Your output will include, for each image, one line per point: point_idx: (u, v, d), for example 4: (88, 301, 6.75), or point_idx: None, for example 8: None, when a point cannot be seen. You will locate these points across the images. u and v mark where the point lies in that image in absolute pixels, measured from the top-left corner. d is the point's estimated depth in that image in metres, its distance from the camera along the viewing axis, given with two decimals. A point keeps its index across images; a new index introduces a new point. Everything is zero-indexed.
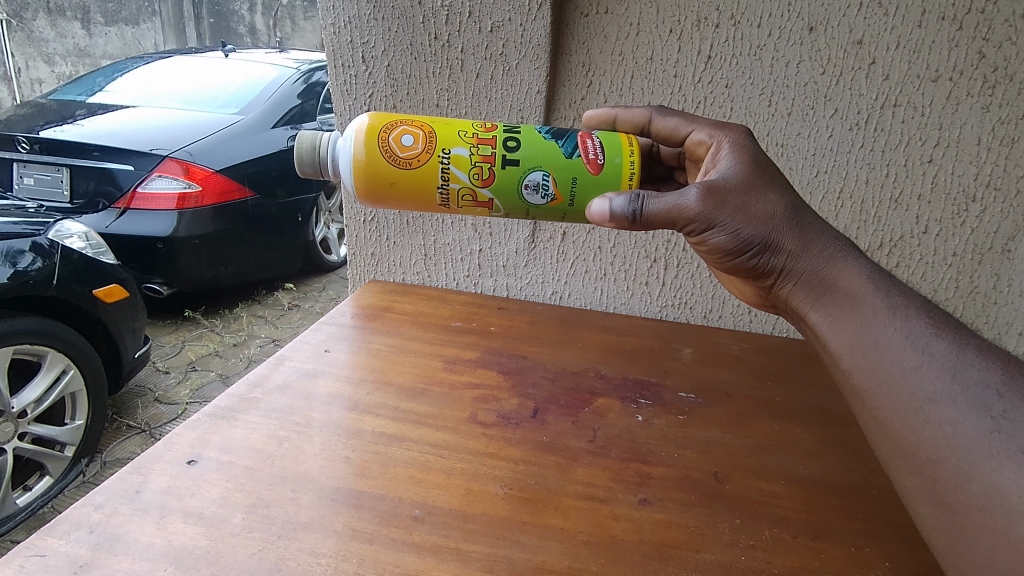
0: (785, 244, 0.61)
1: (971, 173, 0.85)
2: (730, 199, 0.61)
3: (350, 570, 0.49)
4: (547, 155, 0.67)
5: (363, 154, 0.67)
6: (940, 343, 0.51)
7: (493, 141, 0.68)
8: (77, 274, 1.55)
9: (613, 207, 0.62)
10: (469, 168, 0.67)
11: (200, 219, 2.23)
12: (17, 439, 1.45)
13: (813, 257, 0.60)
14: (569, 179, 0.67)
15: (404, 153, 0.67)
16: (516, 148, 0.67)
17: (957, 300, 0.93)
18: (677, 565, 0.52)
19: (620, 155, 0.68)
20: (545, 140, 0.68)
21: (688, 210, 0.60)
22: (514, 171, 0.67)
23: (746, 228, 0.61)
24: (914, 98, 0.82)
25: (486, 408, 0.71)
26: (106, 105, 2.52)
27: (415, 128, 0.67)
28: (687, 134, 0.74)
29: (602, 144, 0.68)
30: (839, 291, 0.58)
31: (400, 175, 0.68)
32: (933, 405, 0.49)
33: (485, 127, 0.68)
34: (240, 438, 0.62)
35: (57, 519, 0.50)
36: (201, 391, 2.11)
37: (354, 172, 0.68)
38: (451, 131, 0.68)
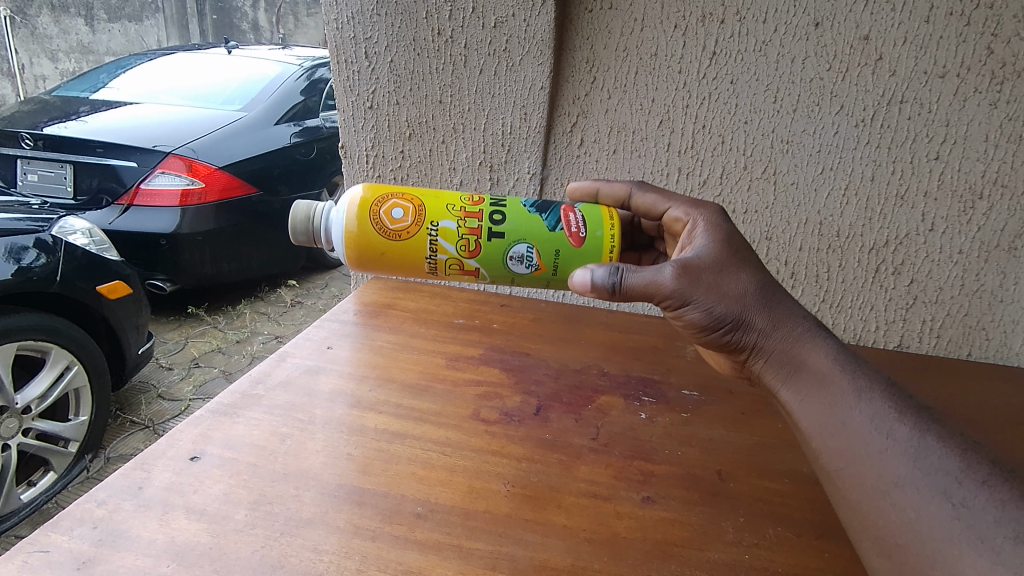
0: (756, 323, 0.57)
1: (977, 169, 0.84)
2: (702, 277, 0.59)
3: (352, 567, 0.49)
4: (532, 228, 0.67)
5: (353, 226, 0.66)
6: (903, 428, 0.48)
7: (481, 214, 0.67)
8: (81, 270, 1.55)
9: (593, 278, 0.59)
10: (455, 241, 0.66)
11: (203, 216, 2.23)
12: (21, 434, 1.46)
13: (785, 335, 0.56)
14: (552, 252, 0.67)
15: (392, 227, 0.66)
16: (502, 222, 0.67)
17: (964, 299, 0.92)
18: (682, 563, 0.52)
19: (602, 230, 0.67)
20: (530, 213, 0.67)
21: (665, 287, 0.58)
22: (499, 244, 0.67)
23: (717, 305, 0.58)
24: (921, 94, 0.81)
25: (489, 406, 0.71)
26: (109, 101, 2.52)
27: (405, 201, 0.66)
28: (665, 211, 0.73)
29: (585, 217, 0.68)
30: (808, 372, 0.54)
31: (388, 246, 0.67)
32: (899, 490, 0.45)
33: (473, 200, 0.68)
34: (242, 435, 0.62)
35: (60, 515, 0.50)
36: (205, 388, 2.11)
37: (349, 241, 0.67)
38: (440, 204, 0.67)
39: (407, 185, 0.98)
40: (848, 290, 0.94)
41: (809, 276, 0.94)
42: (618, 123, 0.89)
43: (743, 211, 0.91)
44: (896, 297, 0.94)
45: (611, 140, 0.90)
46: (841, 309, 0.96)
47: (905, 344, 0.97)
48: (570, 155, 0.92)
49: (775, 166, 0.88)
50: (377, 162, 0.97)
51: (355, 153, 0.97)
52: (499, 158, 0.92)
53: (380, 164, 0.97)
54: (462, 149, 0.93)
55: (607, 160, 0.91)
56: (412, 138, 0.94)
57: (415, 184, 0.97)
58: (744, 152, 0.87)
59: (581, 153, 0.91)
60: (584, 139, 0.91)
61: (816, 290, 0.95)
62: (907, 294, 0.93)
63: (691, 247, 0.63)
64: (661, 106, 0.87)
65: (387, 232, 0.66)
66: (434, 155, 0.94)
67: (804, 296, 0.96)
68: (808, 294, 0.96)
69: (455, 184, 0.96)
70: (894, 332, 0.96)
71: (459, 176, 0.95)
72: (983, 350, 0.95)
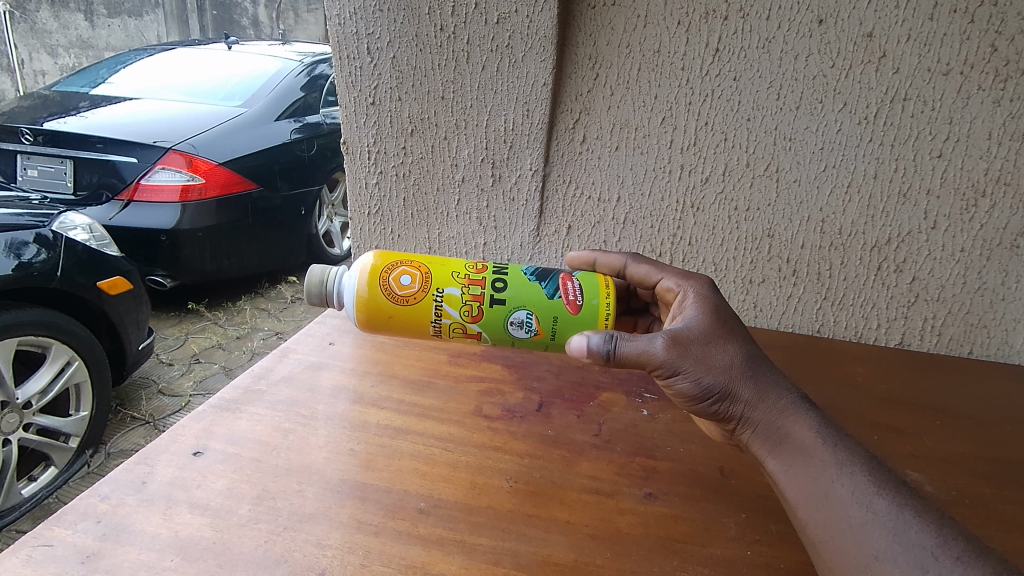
0: (742, 394, 0.55)
1: (980, 167, 0.84)
2: (692, 348, 0.56)
3: (356, 561, 0.49)
4: (532, 295, 0.63)
5: (362, 288, 0.63)
6: (883, 501, 0.46)
7: (483, 281, 0.64)
8: (80, 265, 1.55)
9: (590, 344, 0.57)
10: (459, 306, 0.63)
11: (203, 211, 2.22)
12: (21, 429, 1.45)
13: (771, 406, 0.54)
14: (549, 320, 0.63)
15: (400, 292, 0.63)
16: (503, 289, 0.63)
17: (965, 297, 0.92)
18: (685, 559, 0.52)
19: (599, 299, 0.64)
20: (530, 280, 0.64)
21: (657, 357, 0.55)
22: (500, 311, 0.63)
23: (706, 376, 0.55)
24: (924, 91, 0.81)
25: (491, 402, 0.71)
26: (109, 96, 2.52)
27: (414, 268, 0.64)
28: (657, 282, 0.69)
29: (583, 285, 0.65)
30: (792, 445, 0.52)
31: (394, 311, 0.64)
32: (879, 565, 0.44)
33: (476, 267, 0.65)
34: (245, 430, 0.62)
35: (63, 510, 0.51)
36: (205, 384, 2.11)
37: (360, 303, 0.64)
38: (445, 270, 0.64)
39: (409, 182, 0.97)
40: (850, 288, 0.94)
41: (811, 273, 0.94)
42: (620, 119, 0.89)
43: (745, 209, 0.91)
44: (898, 295, 0.94)
45: (613, 137, 0.90)
46: (842, 307, 0.96)
47: (907, 341, 0.97)
48: (571, 152, 0.92)
49: (777, 163, 0.87)
50: (379, 159, 0.97)
51: (357, 150, 0.97)
52: (501, 154, 0.92)
53: (381, 160, 0.97)
54: (464, 145, 0.93)
55: (610, 157, 0.91)
56: (414, 133, 0.94)
57: (417, 181, 0.97)
58: (746, 149, 0.87)
59: (582, 150, 0.91)
60: (586, 135, 0.90)
61: (818, 287, 0.95)
62: (909, 292, 0.93)
63: (680, 316, 0.61)
64: (664, 103, 0.87)
65: (392, 298, 0.63)
66: (436, 151, 0.94)
67: (805, 294, 0.96)
68: (810, 292, 0.96)
69: (457, 180, 0.96)
70: (896, 329, 0.96)
71: (461, 173, 0.95)
72: (984, 347, 0.95)
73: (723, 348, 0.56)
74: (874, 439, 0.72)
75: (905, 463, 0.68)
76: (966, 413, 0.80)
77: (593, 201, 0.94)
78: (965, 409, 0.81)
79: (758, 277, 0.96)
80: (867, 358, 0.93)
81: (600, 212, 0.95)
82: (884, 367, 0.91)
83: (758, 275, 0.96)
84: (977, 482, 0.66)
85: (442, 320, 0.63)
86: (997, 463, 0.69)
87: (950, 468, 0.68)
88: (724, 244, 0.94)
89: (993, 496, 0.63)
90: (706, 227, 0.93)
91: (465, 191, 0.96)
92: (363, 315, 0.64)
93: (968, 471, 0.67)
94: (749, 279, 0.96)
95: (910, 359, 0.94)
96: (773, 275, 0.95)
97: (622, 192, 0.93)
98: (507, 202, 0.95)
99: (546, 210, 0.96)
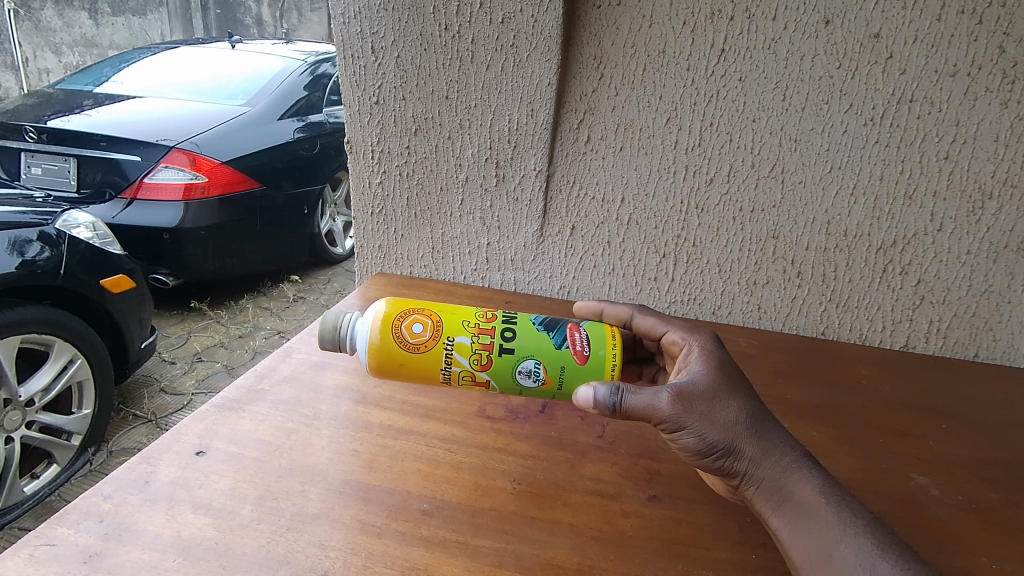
0: (747, 450, 0.52)
1: (987, 169, 0.84)
2: (697, 403, 0.53)
3: (358, 563, 0.49)
4: (541, 344, 0.61)
5: (376, 335, 0.61)
6: (886, 564, 0.45)
7: (492, 330, 0.62)
8: (84, 263, 1.55)
9: (596, 397, 0.54)
10: (468, 354, 0.61)
11: (207, 209, 2.23)
12: (24, 427, 1.46)
13: (774, 463, 0.52)
14: (556, 371, 0.61)
15: (411, 341, 0.61)
16: (512, 338, 0.61)
17: (971, 299, 0.92)
18: (690, 563, 0.52)
19: (606, 350, 0.62)
20: (539, 330, 0.62)
21: (662, 412, 0.53)
22: (507, 360, 0.61)
23: (710, 433, 0.53)
24: (931, 93, 0.81)
25: (494, 404, 0.71)
26: (113, 94, 2.53)
27: (426, 315, 0.62)
28: (663, 334, 0.69)
29: (590, 335, 0.63)
30: (796, 503, 0.50)
31: (406, 359, 0.61)
32: None
33: (486, 315, 0.63)
34: (248, 430, 0.62)
35: (66, 508, 0.50)
36: (207, 382, 2.11)
37: (374, 350, 0.61)
38: (456, 318, 0.62)
39: (412, 181, 0.97)
40: (855, 290, 0.94)
41: (815, 275, 0.94)
42: (625, 119, 0.88)
43: (749, 210, 0.91)
44: (904, 298, 0.93)
45: (617, 137, 0.89)
46: (847, 309, 0.96)
47: (912, 344, 0.96)
48: (576, 152, 0.91)
49: (783, 164, 0.87)
50: (383, 158, 0.97)
51: (361, 149, 0.97)
52: (505, 154, 0.92)
53: (385, 160, 0.97)
54: (468, 145, 0.93)
55: (614, 158, 0.91)
56: (419, 133, 0.94)
57: (420, 180, 0.97)
58: (752, 150, 0.87)
59: (587, 150, 0.91)
60: (590, 136, 0.90)
61: (822, 290, 0.95)
62: (914, 294, 0.93)
63: (685, 370, 0.59)
64: (668, 104, 0.86)
65: (403, 346, 0.61)
66: (439, 151, 0.94)
67: (810, 296, 0.95)
68: (814, 294, 0.95)
69: (460, 180, 0.95)
70: (901, 332, 0.96)
71: (465, 173, 0.95)
72: (989, 351, 0.95)
73: (727, 404, 0.54)
74: (879, 443, 0.71)
75: (911, 467, 0.67)
76: (972, 416, 0.79)
77: (597, 201, 0.94)
78: (970, 412, 0.80)
79: (762, 278, 0.95)
80: (871, 360, 0.92)
81: (604, 213, 0.94)
82: (889, 369, 0.90)
83: (763, 276, 0.95)
84: (984, 486, 0.65)
85: (451, 368, 0.61)
86: (1004, 467, 0.69)
87: (957, 471, 0.67)
88: (729, 245, 0.93)
89: (1000, 501, 0.63)
90: (711, 228, 0.93)
91: (469, 191, 0.96)
92: (374, 363, 0.62)
93: (975, 476, 0.67)
94: (753, 280, 0.96)
95: (914, 362, 0.94)
96: (778, 277, 0.95)
97: (626, 193, 0.92)
98: (510, 202, 0.95)
99: (550, 210, 0.95)
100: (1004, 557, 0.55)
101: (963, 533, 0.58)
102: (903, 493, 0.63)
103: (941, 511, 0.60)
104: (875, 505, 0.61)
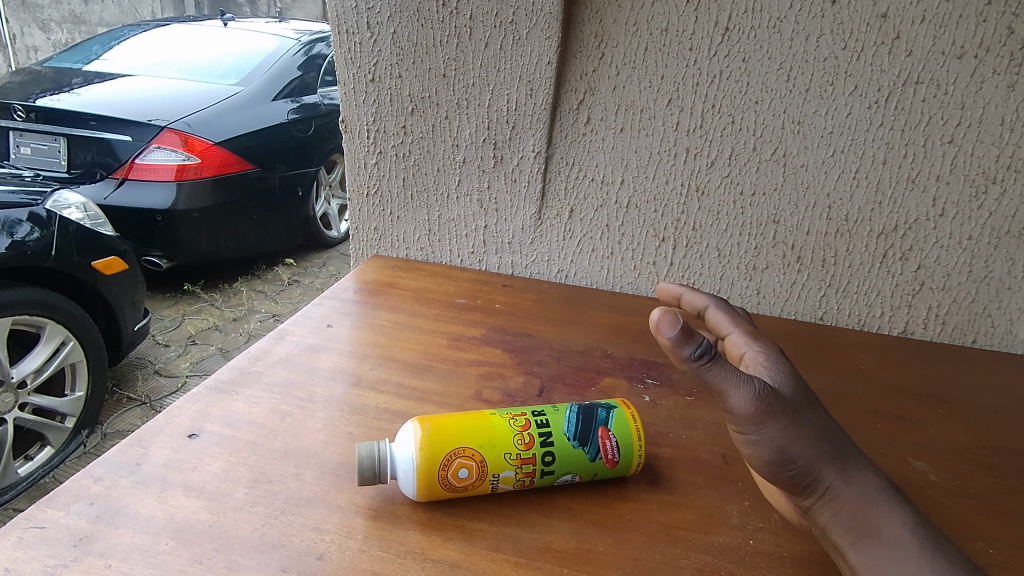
0: (828, 476, 0.47)
1: (991, 154, 0.82)
2: (779, 414, 0.47)
3: (354, 546, 0.48)
4: (580, 464, 0.54)
5: (421, 470, 0.51)
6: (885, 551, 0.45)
7: (535, 457, 0.53)
8: (75, 245, 1.53)
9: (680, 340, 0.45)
10: (513, 482, 0.53)
11: (200, 191, 2.20)
12: (17, 409, 1.45)
13: (860, 492, 0.47)
14: (586, 480, 0.56)
15: (456, 486, 0.52)
16: (553, 462, 0.54)
17: (971, 285, 0.91)
18: (687, 547, 0.51)
19: (635, 453, 0.56)
20: (574, 447, 0.55)
21: (730, 401, 0.46)
22: (547, 481, 0.54)
23: (794, 449, 0.47)
24: (938, 75, 0.79)
25: (491, 387, 0.70)
26: (102, 73, 2.48)
27: (470, 458, 0.52)
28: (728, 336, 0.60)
29: (619, 438, 0.56)
30: (880, 539, 0.45)
31: (452, 494, 0.52)
32: None
33: (524, 439, 0.54)
34: (242, 412, 0.61)
35: (56, 491, 0.49)
36: (202, 365, 2.10)
37: (421, 462, 0.51)
38: (496, 448, 0.53)
39: (409, 162, 0.96)
40: (854, 275, 0.93)
41: (815, 260, 0.93)
42: (625, 100, 0.87)
43: (751, 193, 0.89)
44: (903, 283, 0.93)
45: (618, 119, 0.88)
46: (846, 294, 0.95)
47: (910, 330, 0.96)
48: (575, 133, 0.90)
49: (785, 147, 0.86)
50: (379, 138, 0.95)
51: (356, 129, 0.95)
52: (503, 135, 0.90)
53: (381, 139, 0.95)
54: (466, 125, 0.91)
55: (614, 139, 0.89)
56: (415, 112, 0.92)
57: (417, 161, 0.95)
58: (754, 133, 0.86)
59: (586, 131, 0.89)
60: (591, 117, 0.88)
61: (822, 275, 0.94)
62: (913, 280, 0.92)
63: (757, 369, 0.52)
64: (670, 84, 0.85)
65: (448, 495, 0.52)
66: (437, 131, 0.92)
67: (809, 281, 0.95)
68: (814, 279, 0.94)
69: (458, 161, 0.94)
70: (899, 317, 0.95)
71: (462, 154, 0.93)
72: (987, 337, 0.94)
73: (811, 420, 0.49)
74: (877, 428, 0.71)
75: (908, 452, 0.67)
76: (969, 402, 0.79)
77: (597, 183, 0.92)
78: (968, 398, 0.80)
79: (761, 263, 0.94)
80: (870, 346, 0.92)
81: (603, 195, 0.93)
82: (886, 355, 0.90)
83: (762, 261, 0.94)
84: (982, 472, 0.65)
85: (496, 492, 0.53)
86: (1002, 454, 0.69)
87: (954, 458, 0.67)
88: (728, 229, 0.93)
89: (997, 486, 0.63)
90: (711, 212, 0.92)
91: (466, 172, 0.94)
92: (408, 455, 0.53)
93: (973, 462, 0.67)
94: (752, 265, 0.95)
95: (914, 348, 0.93)
96: (777, 261, 0.94)
97: (626, 175, 0.91)
98: (508, 183, 0.94)
99: (549, 192, 0.94)
100: (1001, 542, 0.55)
101: (962, 519, 0.57)
102: (903, 479, 0.62)
103: (938, 496, 0.60)
104: None
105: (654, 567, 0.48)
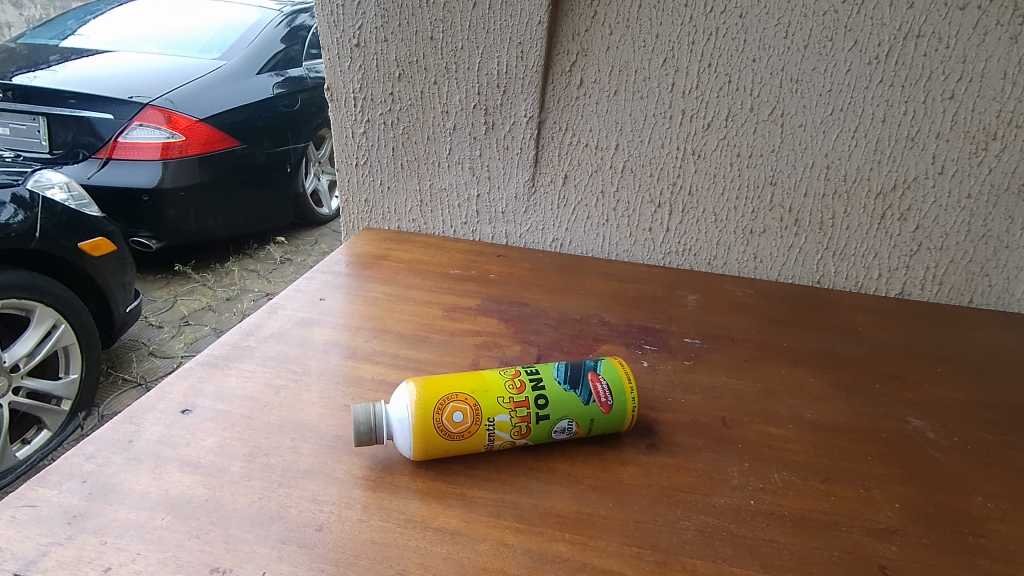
0: None
1: (993, 109, 0.80)
2: None
3: (353, 516, 0.47)
4: (573, 406, 0.55)
5: (416, 417, 0.51)
6: None
7: (528, 400, 0.54)
8: (61, 227, 1.50)
9: None
10: (509, 429, 0.53)
11: (186, 168, 2.15)
12: (11, 393, 1.44)
13: None
14: (584, 427, 0.56)
15: (452, 434, 0.52)
16: (546, 405, 0.54)
17: (969, 245, 0.90)
18: (688, 508, 0.51)
19: (627, 396, 0.57)
20: (566, 391, 0.56)
21: None
22: (543, 427, 0.54)
23: None
24: (939, 28, 0.77)
25: (488, 355, 0.69)
26: (79, 48, 2.40)
27: (462, 401, 0.53)
28: (772, 493, 0.53)
29: (610, 383, 0.57)
30: None
31: (450, 446, 0.52)
32: None
33: (516, 384, 0.55)
34: (235, 386, 0.61)
35: (47, 469, 0.49)
36: (196, 345, 2.09)
37: (415, 414, 0.51)
38: (489, 393, 0.54)
39: (398, 130, 0.93)
40: (852, 237, 0.92)
41: (813, 222, 0.92)
42: (619, 61, 0.84)
43: (747, 155, 0.88)
44: (901, 244, 0.92)
45: (611, 81, 0.86)
46: (844, 256, 0.94)
47: (907, 291, 0.96)
48: (568, 97, 0.87)
49: (783, 107, 0.84)
50: (365, 106, 0.92)
51: (342, 97, 0.92)
52: (494, 100, 0.88)
53: (368, 107, 0.92)
54: (455, 90, 0.88)
55: (608, 102, 0.87)
56: (402, 78, 0.89)
57: (406, 129, 0.93)
58: (751, 92, 0.84)
59: (579, 95, 0.87)
60: (583, 79, 0.86)
61: (820, 237, 0.93)
62: (912, 240, 0.91)
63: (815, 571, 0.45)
64: (665, 43, 0.82)
65: (445, 445, 0.52)
66: (426, 98, 0.90)
67: (806, 244, 0.94)
68: (811, 242, 0.93)
69: (448, 128, 0.91)
70: (897, 279, 0.95)
71: (452, 120, 0.91)
72: (984, 296, 0.94)
73: None
74: (875, 387, 0.71)
75: (905, 410, 0.67)
76: (966, 359, 0.79)
77: (591, 148, 0.90)
78: (966, 356, 0.80)
79: (759, 227, 0.93)
80: (868, 308, 0.91)
81: (598, 160, 0.91)
82: (883, 316, 0.90)
83: (759, 225, 0.93)
84: (979, 428, 0.65)
85: (494, 443, 0.53)
86: (999, 410, 0.69)
87: (951, 414, 0.67)
88: (725, 192, 0.91)
89: (994, 441, 0.63)
90: (707, 174, 0.90)
91: (457, 139, 0.92)
92: (406, 420, 0.51)
93: (970, 418, 0.67)
94: (749, 229, 0.94)
95: (911, 308, 0.93)
96: (775, 225, 0.93)
97: (620, 139, 0.89)
98: (500, 150, 0.91)
99: (542, 158, 0.92)
100: (999, 495, 0.55)
101: (960, 473, 0.57)
102: (900, 437, 0.62)
103: (936, 453, 0.60)
104: (872, 449, 0.60)
105: (655, 530, 0.48)
